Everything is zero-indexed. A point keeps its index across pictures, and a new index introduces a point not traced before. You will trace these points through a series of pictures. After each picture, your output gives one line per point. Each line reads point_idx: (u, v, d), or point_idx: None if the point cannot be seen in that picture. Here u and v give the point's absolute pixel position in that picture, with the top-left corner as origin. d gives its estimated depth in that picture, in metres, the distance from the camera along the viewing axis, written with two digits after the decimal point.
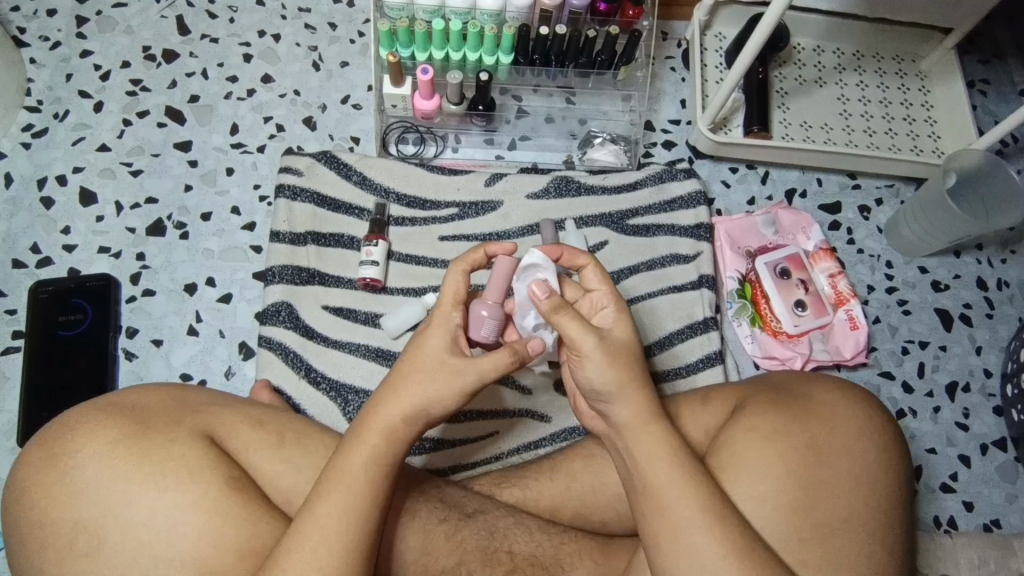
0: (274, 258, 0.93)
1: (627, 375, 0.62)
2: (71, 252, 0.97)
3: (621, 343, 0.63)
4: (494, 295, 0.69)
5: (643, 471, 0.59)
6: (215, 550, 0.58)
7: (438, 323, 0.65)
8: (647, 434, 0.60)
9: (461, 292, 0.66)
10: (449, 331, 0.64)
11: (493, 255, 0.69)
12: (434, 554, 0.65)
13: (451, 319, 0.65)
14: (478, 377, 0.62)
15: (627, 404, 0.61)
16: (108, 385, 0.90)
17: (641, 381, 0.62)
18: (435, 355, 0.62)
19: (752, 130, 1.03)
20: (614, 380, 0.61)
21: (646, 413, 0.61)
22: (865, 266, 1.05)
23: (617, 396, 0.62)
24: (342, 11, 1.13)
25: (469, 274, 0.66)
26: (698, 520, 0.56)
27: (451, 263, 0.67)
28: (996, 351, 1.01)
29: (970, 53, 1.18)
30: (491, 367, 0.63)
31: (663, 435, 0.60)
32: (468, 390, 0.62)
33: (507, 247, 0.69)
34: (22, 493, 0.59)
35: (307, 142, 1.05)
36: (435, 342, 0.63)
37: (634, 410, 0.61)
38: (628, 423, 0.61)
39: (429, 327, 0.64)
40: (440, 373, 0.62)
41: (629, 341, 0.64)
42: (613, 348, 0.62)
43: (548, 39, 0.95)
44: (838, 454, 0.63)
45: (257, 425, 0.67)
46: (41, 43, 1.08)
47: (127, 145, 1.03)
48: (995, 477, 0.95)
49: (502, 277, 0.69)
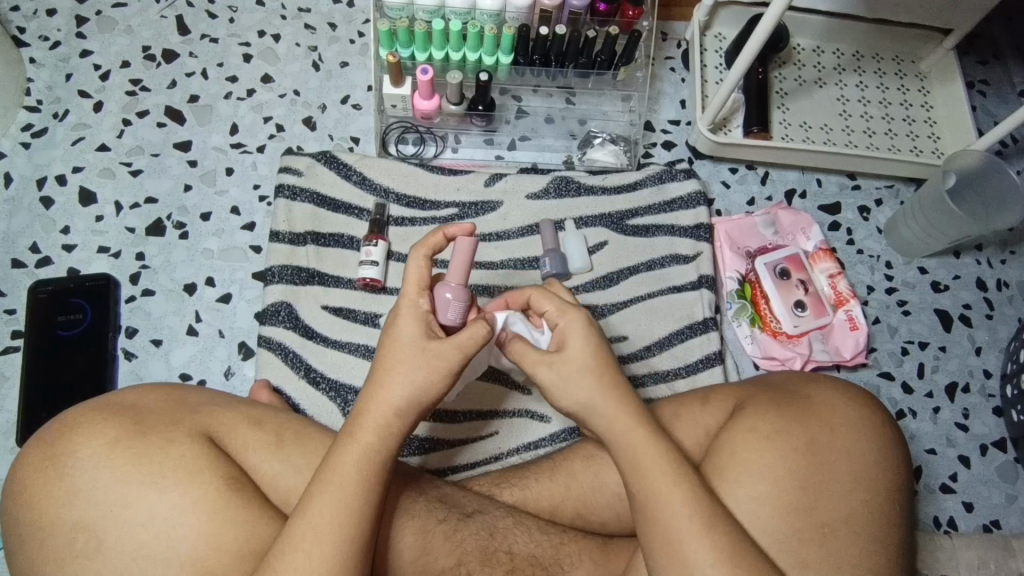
0: (273, 258, 0.93)
1: (598, 386, 0.62)
2: (70, 252, 0.97)
3: (579, 356, 0.63)
4: (457, 277, 0.67)
5: (632, 475, 0.59)
6: (214, 550, 0.58)
7: (405, 310, 0.64)
8: (632, 439, 0.60)
9: (424, 277, 0.65)
10: (419, 316, 0.64)
11: (453, 237, 0.67)
12: (433, 554, 0.65)
13: (418, 305, 0.64)
14: (460, 351, 0.63)
15: (602, 414, 0.62)
16: (107, 385, 0.90)
17: (620, 389, 0.62)
18: (412, 341, 0.62)
19: (752, 130, 1.03)
20: (584, 394, 0.62)
21: (628, 419, 0.61)
22: (864, 266, 1.05)
23: (591, 411, 0.62)
24: (342, 11, 1.13)
25: (431, 258, 0.65)
26: (687, 526, 0.56)
27: (412, 248, 0.66)
28: (995, 352, 1.01)
29: (970, 54, 1.18)
30: (470, 342, 0.63)
31: (650, 439, 0.60)
32: (452, 366, 0.62)
33: (465, 227, 0.67)
34: (21, 493, 0.59)
35: (306, 142, 1.05)
36: (408, 328, 0.63)
37: (614, 415, 0.61)
38: (613, 429, 0.61)
39: (397, 316, 0.64)
40: (422, 358, 0.62)
41: (584, 353, 0.63)
42: (569, 364, 0.63)
43: (548, 39, 0.95)
44: (835, 454, 0.63)
45: (256, 424, 0.67)
46: (41, 43, 1.07)
47: (126, 145, 1.03)
48: (995, 477, 0.95)
49: (461, 258, 0.67)
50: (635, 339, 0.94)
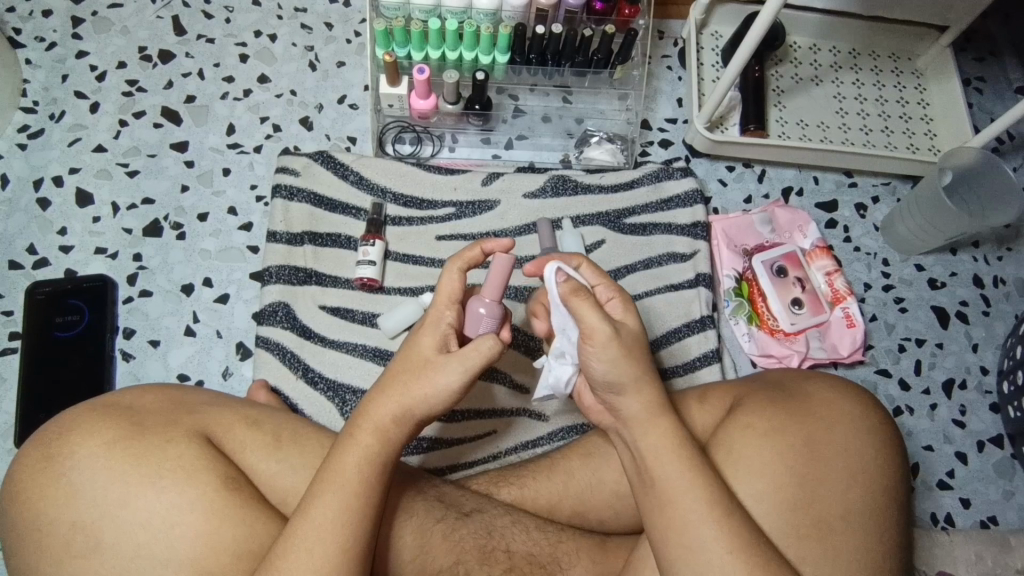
0: (271, 259, 0.94)
1: (639, 370, 0.61)
2: (67, 253, 0.97)
3: (630, 335, 0.63)
4: (492, 291, 0.67)
5: (650, 464, 0.59)
6: (211, 550, 0.58)
7: (429, 323, 0.64)
8: (656, 427, 0.60)
9: (456, 291, 0.65)
10: (439, 331, 0.64)
11: (489, 252, 0.67)
12: (431, 553, 0.65)
13: (443, 318, 0.65)
14: (461, 368, 0.61)
15: (637, 397, 0.61)
16: (105, 385, 0.90)
17: (654, 378, 0.62)
18: (425, 354, 0.63)
19: (748, 128, 1.03)
20: (625, 375, 0.61)
21: (654, 407, 0.61)
22: (862, 264, 1.05)
23: (626, 392, 0.61)
24: (338, 11, 1.13)
25: (464, 274, 0.65)
26: (700, 516, 0.56)
27: (447, 261, 0.66)
28: (992, 349, 1.02)
29: (966, 51, 1.19)
30: (473, 356, 0.61)
31: (672, 428, 0.60)
32: (452, 386, 0.61)
33: (503, 242, 0.67)
34: (19, 493, 0.59)
35: (303, 143, 1.05)
36: (425, 341, 0.63)
37: (644, 403, 0.61)
38: (644, 415, 0.61)
39: (422, 327, 0.65)
40: (427, 370, 0.62)
41: (637, 334, 0.64)
42: (622, 343, 0.62)
43: (544, 38, 0.96)
44: (832, 451, 0.63)
45: (252, 425, 0.67)
46: (37, 44, 1.07)
47: (123, 145, 1.03)
48: (991, 474, 0.95)
49: (499, 275, 0.67)
50: None
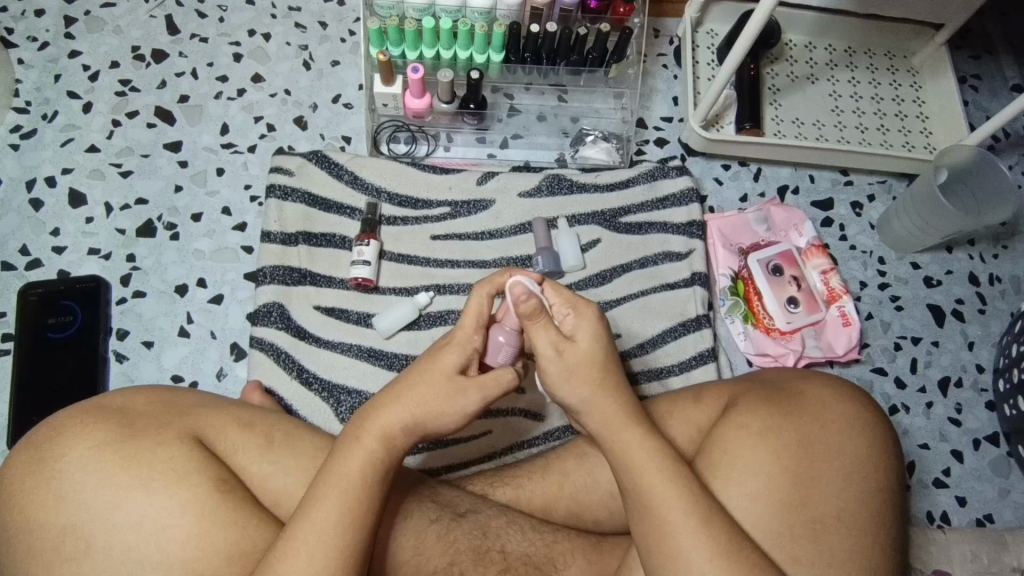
0: (264, 259, 0.93)
1: (590, 388, 0.62)
2: (60, 254, 0.97)
3: (580, 356, 0.62)
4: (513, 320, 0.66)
5: (634, 469, 0.59)
6: (203, 552, 0.58)
7: (456, 342, 0.63)
8: (623, 438, 0.60)
9: (484, 316, 0.64)
10: (465, 351, 0.63)
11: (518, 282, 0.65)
12: (426, 554, 0.65)
13: (471, 343, 0.64)
14: (481, 396, 0.62)
15: (595, 413, 0.62)
16: (98, 386, 0.89)
17: (609, 391, 0.62)
18: (446, 371, 0.62)
19: (744, 127, 1.03)
20: (574, 397, 0.62)
21: (618, 421, 0.61)
22: (857, 262, 1.05)
23: (583, 409, 0.62)
24: (332, 10, 1.13)
25: (492, 298, 0.65)
26: (688, 517, 0.56)
27: (476, 284, 0.65)
28: (988, 347, 1.02)
29: (962, 49, 1.18)
30: (494, 386, 0.63)
31: (640, 439, 0.60)
32: (470, 411, 0.62)
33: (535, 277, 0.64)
34: (8, 496, 0.59)
35: (298, 142, 1.05)
36: (449, 360, 0.62)
37: (604, 417, 0.61)
38: (606, 430, 0.61)
39: (448, 344, 0.63)
40: (448, 389, 0.61)
41: (590, 351, 0.62)
42: (566, 363, 0.62)
43: (539, 37, 0.96)
44: (829, 452, 0.63)
45: (244, 426, 0.66)
46: (29, 43, 1.07)
47: (116, 145, 1.03)
48: (987, 472, 0.95)
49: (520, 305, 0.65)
50: (627, 336, 0.94)
